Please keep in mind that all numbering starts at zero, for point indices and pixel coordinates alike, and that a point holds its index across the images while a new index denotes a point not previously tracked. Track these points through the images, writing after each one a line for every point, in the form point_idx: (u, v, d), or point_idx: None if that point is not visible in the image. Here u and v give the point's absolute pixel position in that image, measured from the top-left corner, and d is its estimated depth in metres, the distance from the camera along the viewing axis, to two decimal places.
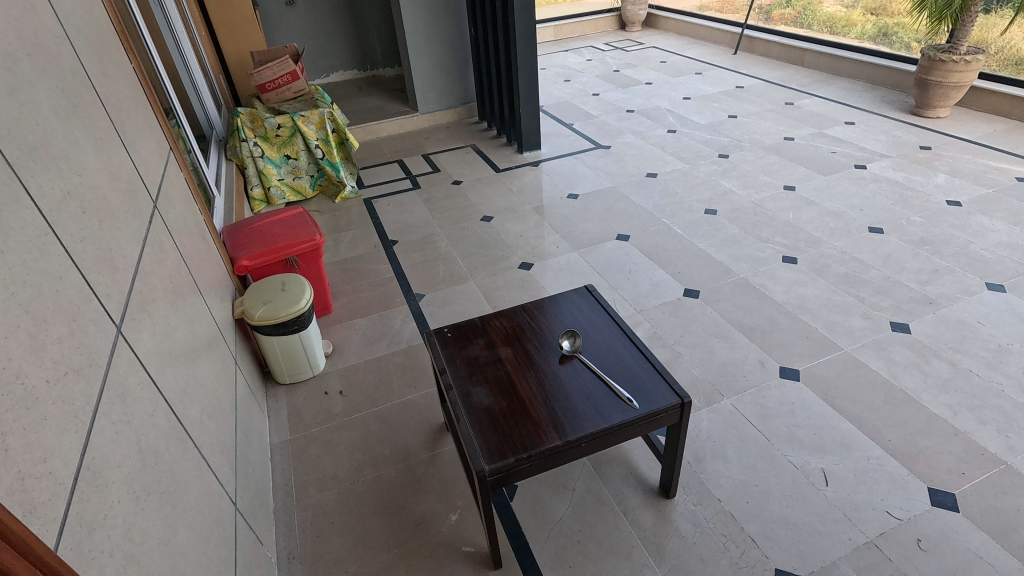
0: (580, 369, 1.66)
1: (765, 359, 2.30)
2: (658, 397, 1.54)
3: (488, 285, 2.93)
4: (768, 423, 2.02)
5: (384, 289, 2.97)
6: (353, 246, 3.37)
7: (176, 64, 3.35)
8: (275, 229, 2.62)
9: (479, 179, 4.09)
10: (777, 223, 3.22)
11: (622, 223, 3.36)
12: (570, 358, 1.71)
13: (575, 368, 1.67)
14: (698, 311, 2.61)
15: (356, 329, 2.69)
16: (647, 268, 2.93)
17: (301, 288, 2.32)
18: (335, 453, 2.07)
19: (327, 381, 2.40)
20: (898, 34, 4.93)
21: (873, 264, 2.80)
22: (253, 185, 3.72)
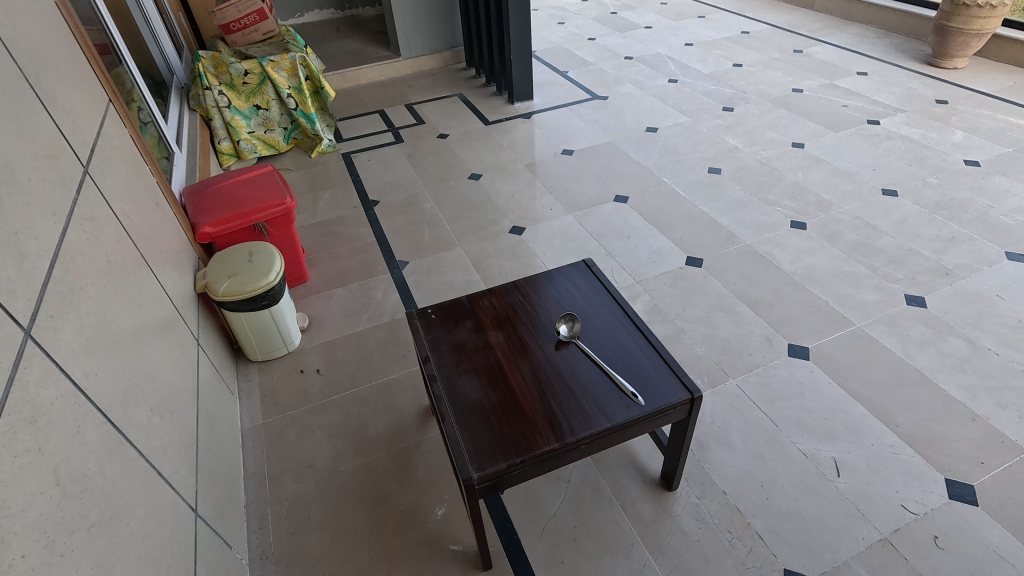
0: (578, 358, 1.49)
1: (772, 336, 2.16)
2: (665, 392, 1.39)
3: (477, 251, 2.73)
4: (775, 407, 1.90)
5: (365, 255, 2.76)
6: (331, 207, 3.13)
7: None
8: (240, 191, 2.38)
9: (467, 132, 3.81)
10: (785, 183, 3.02)
11: (621, 183, 3.14)
12: (567, 344, 1.54)
13: (572, 356, 1.50)
14: (701, 281, 2.44)
15: (335, 300, 2.49)
16: (647, 233, 2.74)
17: (271, 258, 2.12)
18: (312, 438, 1.93)
19: (302, 359, 2.23)
20: None
21: (887, 231, 2.63)
22: (220, 138, 3.39)
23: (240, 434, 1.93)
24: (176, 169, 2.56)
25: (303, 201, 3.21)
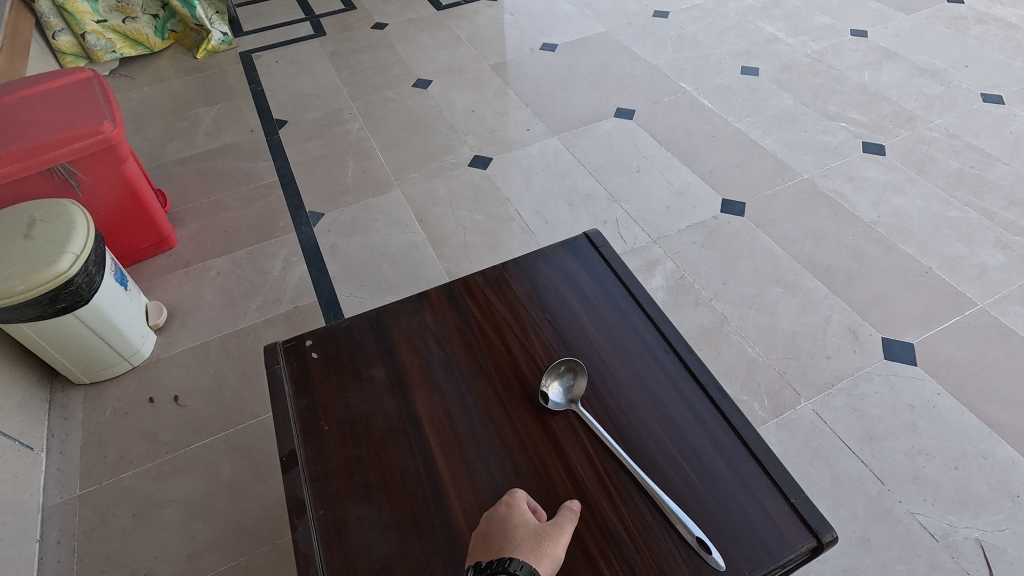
0: (586, 450, 0.78)
1: (857, 326, 1.46)
2: (760, 535, 0.70)
3: (423, 195, 1.92)
4: (878, 451, 1.24)
5: (262, 203, 1.92)
6: (219, 130, 2.23)
7: None
8: (31, 110, 1.47)
9: (413, 20, 2.83)
10: (847, 88, 2.20)
11: (623, 91, 2.28)
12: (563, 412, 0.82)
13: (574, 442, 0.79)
14: (745, 237, 1.70)
15: (213, 277, 1.69)
16: (663, 165, 1.95)
17: (69, 229, 1.28)
18: (155, 521, 1.22)
19: (153, 379, 1.46)
20: None
21: (998, 155, 1.88)
22: (56, 30, 2.37)
23: (37, 517, 1.22)
24: None
25: (180, 121, 2.29)
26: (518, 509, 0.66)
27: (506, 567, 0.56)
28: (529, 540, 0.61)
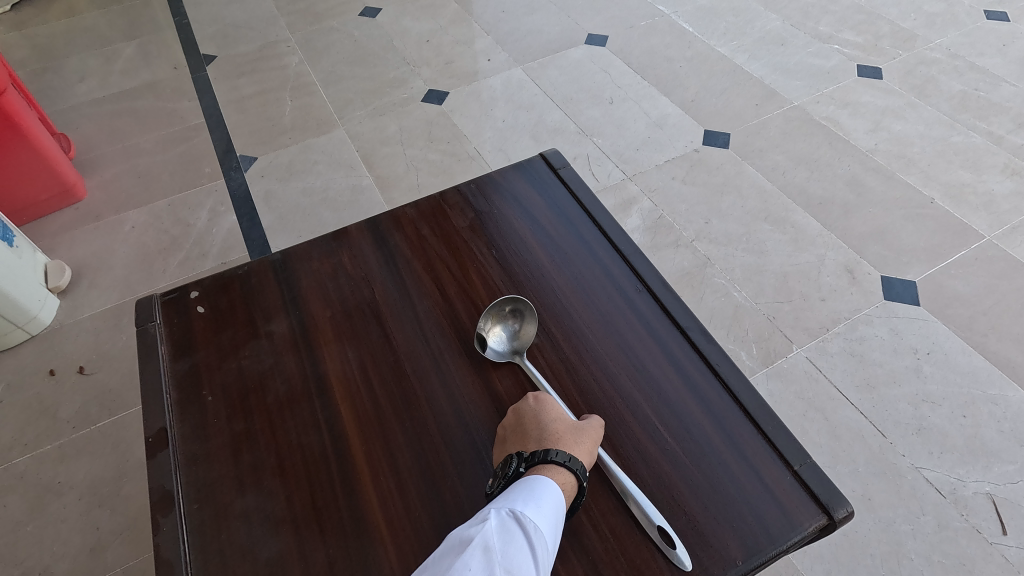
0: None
1: (855, 263, 1.31)
2: (756, 511, 0.55)
3: (371, 134, 1.70)
4: (879, 400, 1.10)
5: (186, 147, 1.68)
6: (138, 67, 1.96)
7: None
8: None
9: None
10: (841, 7, 1.99)
11: (594, 16, 2.05)
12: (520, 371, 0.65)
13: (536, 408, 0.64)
14: (731, 170, 1.52)
15: (129, 231, 1.48)
16: (640, 94, 1.75)
17: None
18: (51, 512, 1.04)
19: (55, 349, 1.26)
20: None
21: (1004, 75, 1.71)
22: None
23: None
24: None
25: (92, 59, 2.00)
26: (552, 401, 0.58)
27: (552, 458, 0.51)
28: (570, 431, 0.54)
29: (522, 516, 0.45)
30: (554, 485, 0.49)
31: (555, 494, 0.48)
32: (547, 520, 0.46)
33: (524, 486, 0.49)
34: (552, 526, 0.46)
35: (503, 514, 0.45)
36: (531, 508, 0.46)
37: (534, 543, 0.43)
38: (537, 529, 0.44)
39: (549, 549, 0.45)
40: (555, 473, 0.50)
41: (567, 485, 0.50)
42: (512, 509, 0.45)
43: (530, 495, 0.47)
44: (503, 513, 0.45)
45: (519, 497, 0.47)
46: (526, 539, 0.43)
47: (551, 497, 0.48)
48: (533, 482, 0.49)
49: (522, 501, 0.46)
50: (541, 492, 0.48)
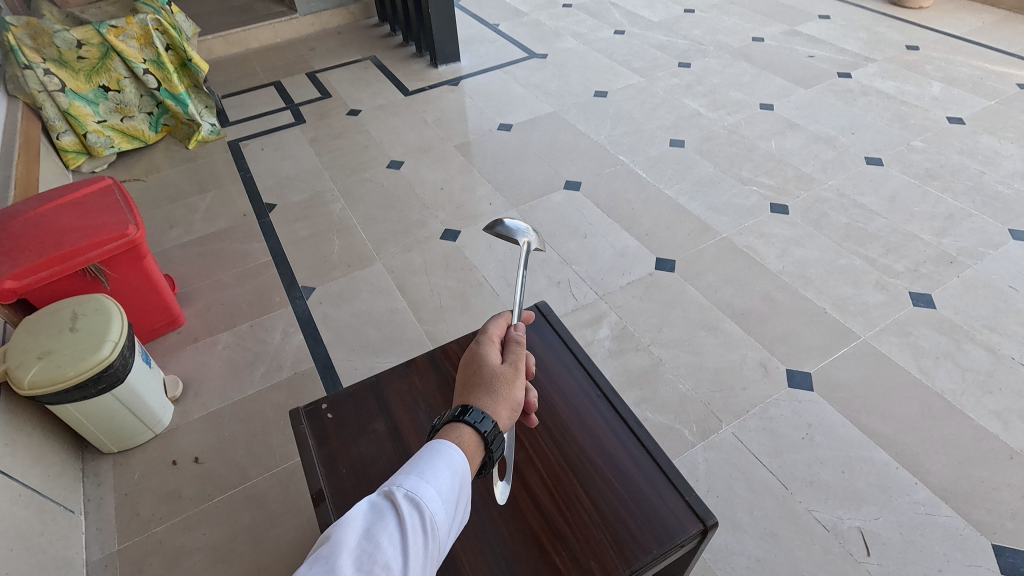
0: (539, 474, 1.03)
1: (768, 360, 1.78)
2: (666, 527, 0.95)
3: (402, 266, 2.21)
4: (783, 462, 1.53)
5: (258, 280, 2.17)
6: (214, 215, 2.49)
7: None
8: (60, 218, 1.72)
9: (384, 106, 3.18)
10: (758, 156, 2.60)
11: (570, 165, 2.64)
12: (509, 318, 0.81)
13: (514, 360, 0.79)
14: (677, 290, 2.02)
15: (220, 349, 1.93)
16: (608, 229, 2.29)
17: (108, 321, 1.51)
18: (184, 568, 1.42)
19: (173, 444, 1.67)
20: None
21: (878, 210, 2.28)
22: (59, 132, 2.61)
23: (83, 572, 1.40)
24: None
25: (177, 209, 2.54)
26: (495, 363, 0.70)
27: (459, 417, 0.62)
28: (489, 395, 0.66)
29: (428, 502, 0.51)
30: (451, 446, 0.58)
31: (459, 463, 0.57)
32: (426, 493, 0.52)
33: (422, 458, 0.56)
34: (451, 501, 0.54)
35: (408, 502, 0.51)
36: (434, 488, 0.53)
37: (434, 529, 0.51)
38: (438, 515, 0.52)
39: (424, 520, 0.50)
40: (460, 429, 0.61)
41: (468, 439, 0.60)
42: (415, 491, 0.52)
43: (418, 470, 0.54)
44: (407, 499, 0.51)
45: (421, 476, 0.53)
46: (427, 530, 0.50)
47: (453, 472, 0.56)
48: (436, 446, 0.58)
49: (426, 482, 0.53)
50: (442, 461, 0.56)
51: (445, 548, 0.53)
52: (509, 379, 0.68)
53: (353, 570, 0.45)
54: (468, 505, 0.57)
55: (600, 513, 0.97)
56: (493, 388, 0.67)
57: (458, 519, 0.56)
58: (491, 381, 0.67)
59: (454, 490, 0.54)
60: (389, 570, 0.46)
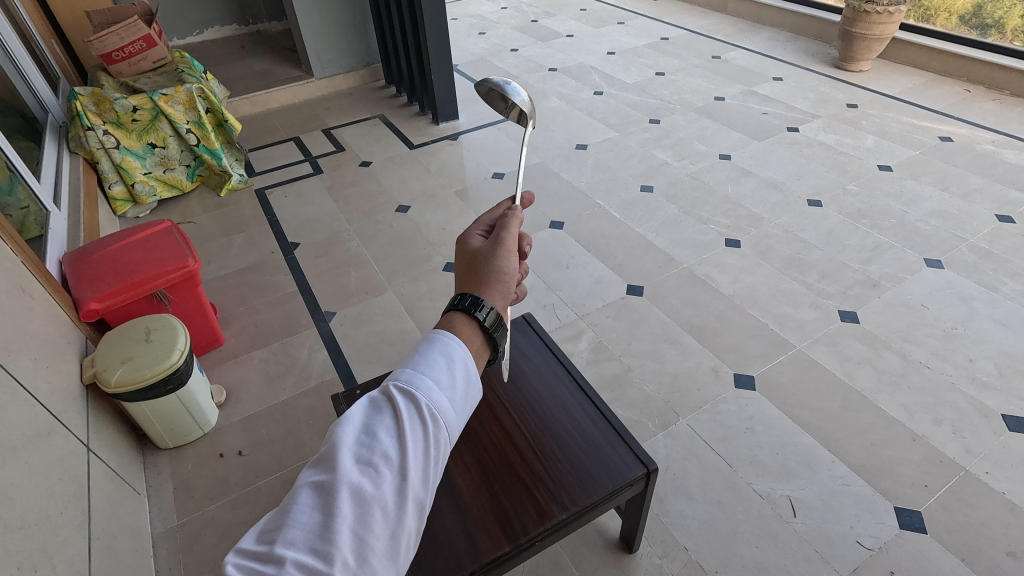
0: (526, 438, 1.35)
1: (719, 366, 2.13)
2: (621, 475, 1.27)
3: (410, 294, 2.57)
4: (728, 446, 1.86)
5: (286, 307, 2.52)
6: (245, 252, 2.86)
7: None
8: (131, 253, 2.10)
9: (391, 157, 3.62)
10: (716, 198, 3.03)
11: (555, 207, 3.05)
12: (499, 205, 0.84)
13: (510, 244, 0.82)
14: (644, 311, 2.38)
15: (256, 364, 2.26)
16: (587, 261, 2.67)
17: (173, 333, 1.87)
18: (234, 537, 1.71)
19: (220, 441, 1.98)
20: None
21: (816, 243, 2.68)
22: (111, 182, 3.02)
23: (151, 542, 1.70)
24: (54, 230, 2.26)
25: (212, 247, 2.91)
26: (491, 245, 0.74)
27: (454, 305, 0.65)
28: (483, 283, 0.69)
29: (424, 396, 0.55)
30: (446, 334, 0.60)
31: (458, 351, 0.60)
32: (419, 387, 0.55)
33: (420, 350, 0.59)
34: (452, 388, 0.57)
35: (403, 397, 0.55)
36: (430, 382, 0.56)
37: (436, 418, 0.54)
38: (439, 406, 0.55)
39: (418, 409, 0.54)
40: (456, 313, 0.64)
41: (464, 322, 0.63)
42: (409, 386, 0.55)
43: (413, 363, 0.58)
44: (403, 395, 0.55)
45: (416, 370, 0.56)
46: (427, 420, 0.54)
47: (450, 362, 0.58)
48: (433, 336, 0.61)
49: (421, 378, 0.56)
50: (438, 351, 0.59)
51: (455, 425, 0.56)
52: (499, 261, 0.72)
53: (353, 462, 0.51)
54: (482, 385, 0.60)
55: (570, 465, 1.30)
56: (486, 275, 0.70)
57: (469, 401, 0.59)
58: (484, 267, 0.71)
59: (450, 377, 0.57)
60: (387, 457, 0.52)
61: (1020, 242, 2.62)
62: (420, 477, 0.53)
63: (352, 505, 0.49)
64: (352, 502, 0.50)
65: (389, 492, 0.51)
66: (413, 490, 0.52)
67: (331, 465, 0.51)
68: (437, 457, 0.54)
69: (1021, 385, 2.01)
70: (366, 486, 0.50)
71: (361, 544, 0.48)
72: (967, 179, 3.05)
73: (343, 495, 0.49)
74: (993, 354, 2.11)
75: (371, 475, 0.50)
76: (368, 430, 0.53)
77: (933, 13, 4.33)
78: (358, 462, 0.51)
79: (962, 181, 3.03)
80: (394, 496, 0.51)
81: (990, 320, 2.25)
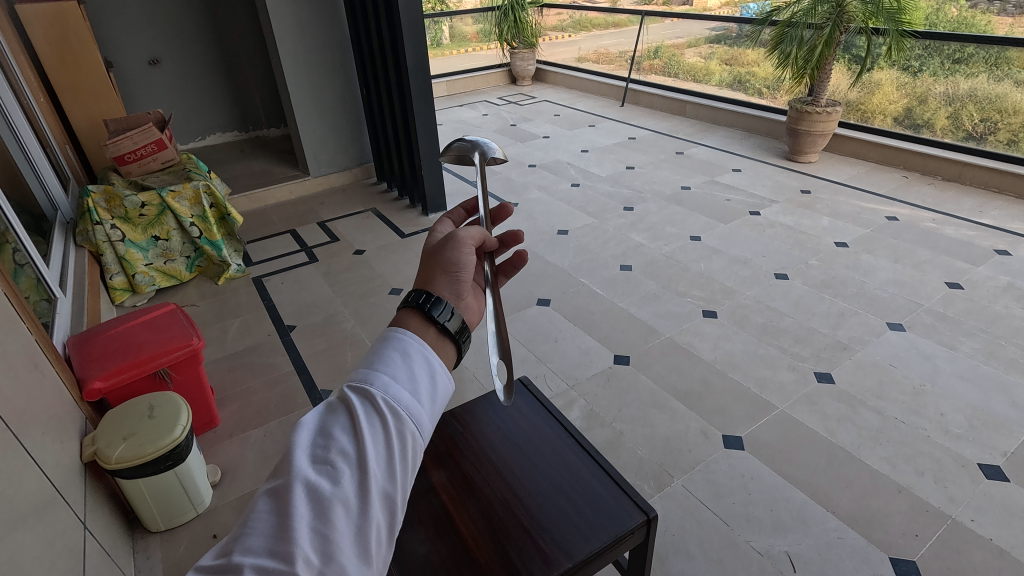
0: (529, 493, 1.39)
1: (707, 428, 2.20)
2: (622, 522, 1.31)
3: None
4: (723, 504, 1.90)
5: (283, 386, 2.57)
6: (242, 335, 2.93)
7: (14, 155, 2.87)
8: (137, 334, 2.17)
9: (384, 245, 3.82)
10: (691, 275, 3.24)
11: (541, 286, 3.22)
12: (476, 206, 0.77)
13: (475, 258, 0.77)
14: (632, 379, 2.48)
15: (251, 443, 2.27)
16: (574, 334, 2.80)
17: (176, 409, 1.91)
18: None
19: (214, 522, 1.96)
20: (751, 81, 5.62)
21: (786, 311, 2.87)
22: (112, 273, 3.14)
23: None
24: (59, 315, 2.32)
25: (209, 332, 2.98)
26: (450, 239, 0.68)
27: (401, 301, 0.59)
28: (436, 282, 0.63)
29: (380, 390, 0.49)
30: (395, 334, 0.54)
31: (413, 345, 0.54)
32: (368, 381, 0.50)
33: (370, 350, 0.54)
34: (413, 382, 0.51)
35: (358, 394, 0.50)
36: (386, 376, 0.50)
37: (395, 409, 0.48)
38: (398, 399, 0.49)
39: (367, 404, 0.49)
40: (401, 310, 0.58)
41: (410, 315, 0.58)
42: (362, 383, 0.50)
43: (363, 362, 0.52)
44: (357, 393, 0.49)
45: (368, 368, 0.51)
46: (385, 414, 0.48)
47: (407, 355, 0.53)
48: (384, 336, 0.55)
49: (375, 373, 0.50)
50: (393, 348, 0.53)
51: (421, 420, 0.50)
52: (454, 251, 0.66)
53: (310, 463, 0.46)
54: (447, 377, 0.54)
55: (571, 516, 1.33)
56: (429, 270, 0.65)
57: (439, 395, 0.53)
58: (438, 259, 0.66)
59: (403, 371, 0.51)
60: (345, 453, 0.47)
61: (971, 305, 2.85)
62: (387, 472, 0.47)
63: (310, 504, 0.44)
64: (310, 501, 0.44)
65: (351, 488, 0.45)
66: (378, 484, 0.46)
67: (285, 469, 0.46)
68: (404, 451, 0.48)
69: (992, 435, 2.12)
70: (322, 483, 0.45)
71: (323, 543, 0.43)
72: (916, 252, 3.34)
73: (300, 495, 0.44)
74: (961, 407, 2.24)
75: (328, 473, 0.45)
76: (319, 431, 0.48)
77: (870, 114, 4.83)
78: (315, 462, 0.46)
79: (912, 254, 3.32)
80: (357, 492, 0.45)
81: (954, 376, 2.40)
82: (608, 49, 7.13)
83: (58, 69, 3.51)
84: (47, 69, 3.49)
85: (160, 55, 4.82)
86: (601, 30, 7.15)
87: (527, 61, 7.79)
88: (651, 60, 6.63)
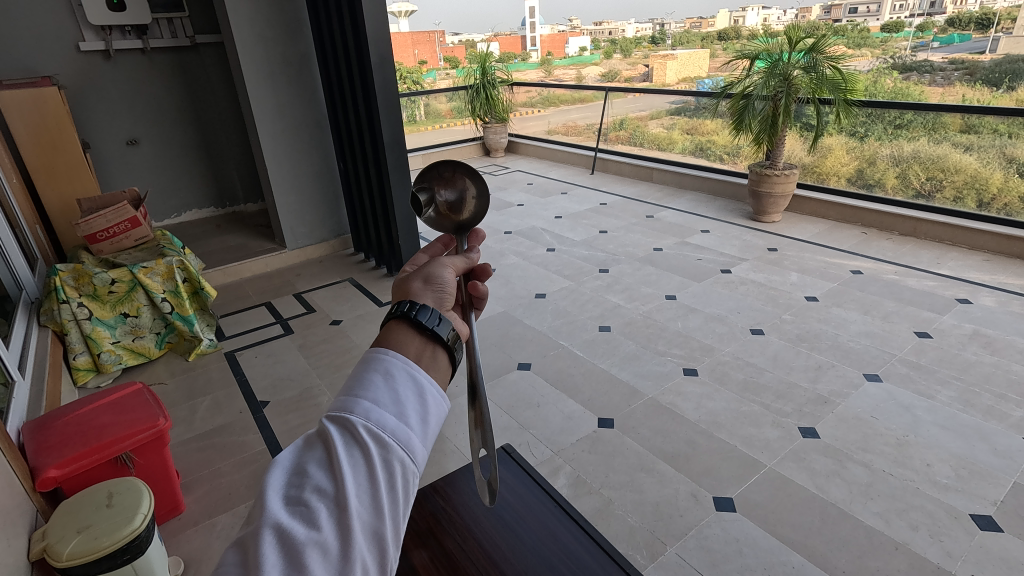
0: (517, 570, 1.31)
1: (697, 491, 2.15)
2: None
3: None
4: (719, 572, 1.82)
5: (255, 466, 2.44)
6: (213, 414, 2.82)
7: None
8: (99, 417, 2.07)
9: (361, 315, 3.79)
10: (668, 333, 3.27)
11: (521, 351, 3.19)
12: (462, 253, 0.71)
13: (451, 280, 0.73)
14: (618, 442, 2.43)
15: (220, 530, 2.13)
16: (557, 399, 2.75)
17: (138, 497, 1.77)
18: None
19: None
20: (711, 148, 5.95)
21: (765, 366, 2.89)
22: (76, 353, 3.02)
23: None
24: (15, 400, 2.21)
25: (178, 411, 2.86)
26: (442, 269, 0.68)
27: (392, 312, 0.56)
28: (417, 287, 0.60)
29: (361, 417, 0.47)
30: (376, 352, 0.53)
31: (396, 363, 0.51)
32: (350, 407, 0.48)
33: (355, 372, 0.51)
34: (396, 405, 0.49)
35: (337, 426, 0.48)
36: (367, 402, 0.48)
37: (379, 436, 0.46)
38: (382, 424, 0.47)
39: (348, 430, 0.47)
40: (390, 323, 0.56)
41: (398, 326, 0.55)
42: (342, 412, 0.48)
43: (346, 387, 0.50)
44: (335, 425, 0.48)
45: (347, 395, 0.49)
46: (366, 443, 0.46)
47: (389, 375, 0.50)
48: (370, 353, 0.53)
49: (355, 399, 0.48)
50: (376, 369, 0.51)
51: (409, 444, 0.47)
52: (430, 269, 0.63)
53: (283, 505, 0.44)
54: (436, 399, 0.51)
55: None
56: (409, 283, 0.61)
57: (429, 414, 0.50)
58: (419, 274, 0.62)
59: (385, 394, 0.49)
60: (321, 491, 0.45)
61: (941, 354, 2.91)
62: (371, 506, 0.45)
63: (279, 551, 0.42)
64: (279, 548, 0.42)
65: (329, 530, 0.43)
66: (361, 520, 0.44)
67: (257, 514, 0.44)
68: (390, 480, 0.46)
69: (980, 485, 2.11)
70: (295, 528, 0.42)
71: None
72: (883, 304, 3.44)
73: (268, 542, 0.42)
74: (946, 457, 2.23)
75: (303, 515, 0.43)
76: (296, 470, 0.47)
77: (825, 176, 5.10)
78: (289, 504, 0.44)
79: (879, 306, 3.42)
80: (336, 532, 0.43)
81: (935, 426, 2.41)
82: (576, 122, 7.50)
83: (35, 153, 3.54)
84: (24, 152, 3.51)
85: (139, 136, 4.90)
86: (568, 105, 7.54)
87: (499, 134, 8.12)
88: (616, 131, 7.00)
